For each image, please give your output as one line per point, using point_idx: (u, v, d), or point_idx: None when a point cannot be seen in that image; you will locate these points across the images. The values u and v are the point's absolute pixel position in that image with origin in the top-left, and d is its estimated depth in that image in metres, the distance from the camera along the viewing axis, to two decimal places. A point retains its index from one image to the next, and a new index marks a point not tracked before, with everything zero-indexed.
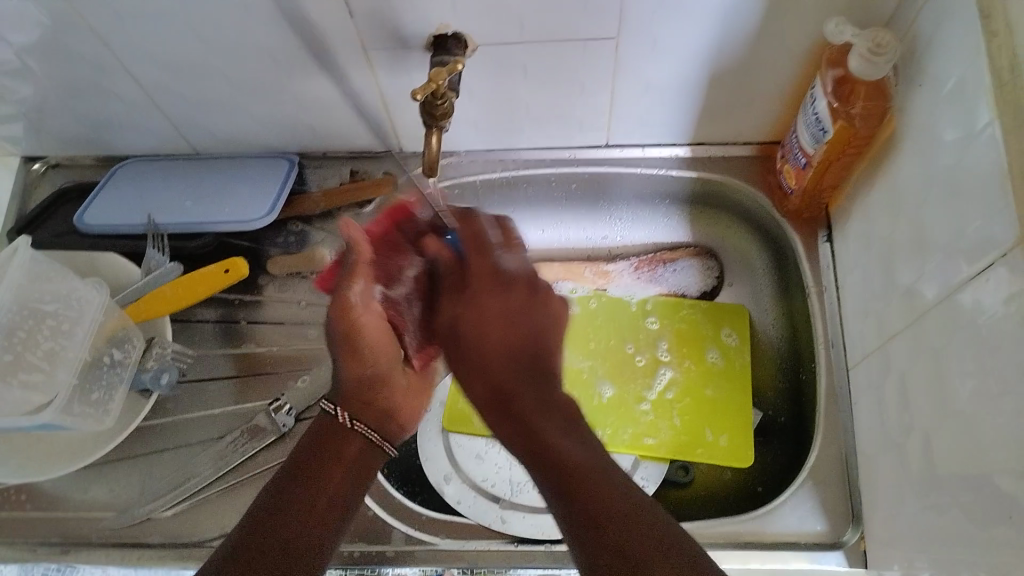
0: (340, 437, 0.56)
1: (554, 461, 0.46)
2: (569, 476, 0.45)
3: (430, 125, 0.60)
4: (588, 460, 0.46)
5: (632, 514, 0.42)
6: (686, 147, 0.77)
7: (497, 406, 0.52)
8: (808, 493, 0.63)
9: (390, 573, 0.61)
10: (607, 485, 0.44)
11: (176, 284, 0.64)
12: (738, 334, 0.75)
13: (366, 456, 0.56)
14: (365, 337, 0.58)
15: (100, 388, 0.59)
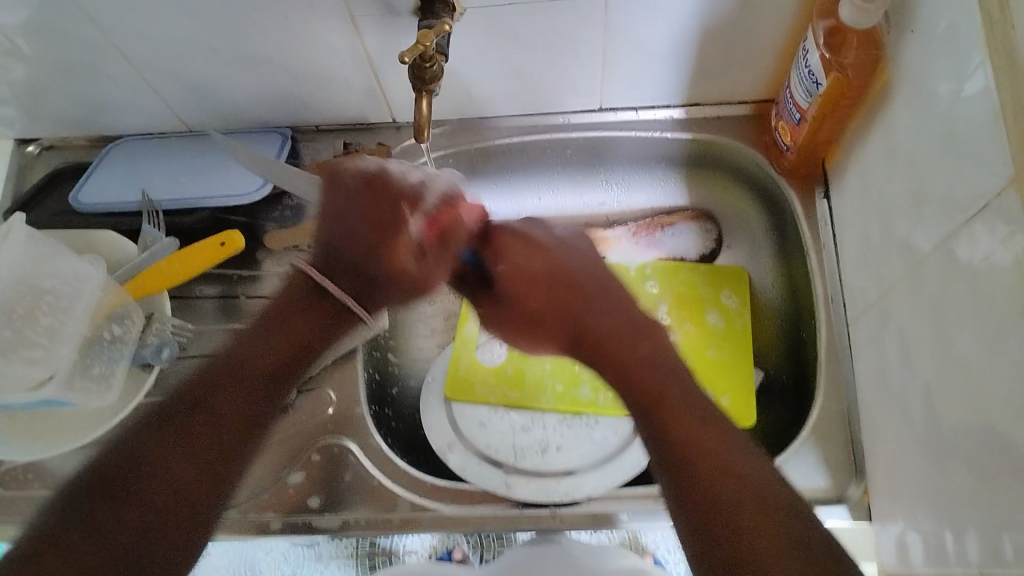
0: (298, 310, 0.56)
1: (664, 423, 0.45)
2: (678, 442, 0.44)
3: (421, 90, 0.60)
4: (701, 432, 0.44)
5: (756, 476, 0.42)
6: (680, 108, 0.77)
7: (612, 376, 0.50)
8: (810, 449, 0.64)
9: (402, 550, 0.63)
10: (718, 448, 0.43)
11: (172, 258, 0.64)
12: (737, 295, 0.76)
13: (317, 326, 0.56)
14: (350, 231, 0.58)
15: (101, 363, 0.59)
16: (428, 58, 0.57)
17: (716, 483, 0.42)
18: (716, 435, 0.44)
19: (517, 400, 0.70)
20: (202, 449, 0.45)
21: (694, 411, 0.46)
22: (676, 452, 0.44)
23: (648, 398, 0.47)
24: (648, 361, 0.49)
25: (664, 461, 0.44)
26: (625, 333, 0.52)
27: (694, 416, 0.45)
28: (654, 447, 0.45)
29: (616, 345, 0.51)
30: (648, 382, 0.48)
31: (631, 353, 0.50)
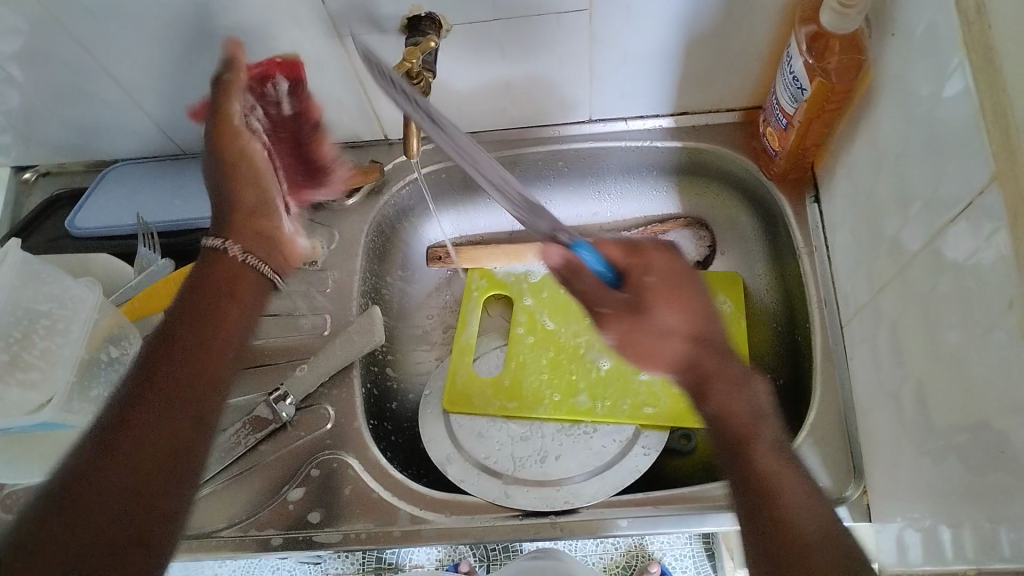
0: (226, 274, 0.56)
1: (741, 457, 0.45)
2: (764, 476, 0.44)
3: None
4: (784, 474, 0.44)
5: (819, 516, 0.42)
6: (669, 117, 0.77)
7: (691, 385, 0.48)
8: (809, 452, 0.63)
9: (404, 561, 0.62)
10: (786, 485, 0.43)
11: (168, 281, 0.64)
12: (733, 299, 0.75)
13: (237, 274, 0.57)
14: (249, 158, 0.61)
15: (99, 385, 0.59)
16: (415, 75, 0.57)
17: (792, 518, 0.42)
18: (786, 471, 0.44)
19: (514, 410, 0.71)
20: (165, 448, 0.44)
21: (773, 450, 0.45)
22: (755, 481, 0.44)
23: (731, 434, 0.46)
24: (731, 382, 0.47)
25: (743, 493, 0.44)
26: (716, 345, 0.48)
27: (778, 460, 0.45)
28: (735, 476, 0.45)
29: (718, 360, 0.48)
30: (728, 403, 0.47)
31: (715, 376, 0.47)
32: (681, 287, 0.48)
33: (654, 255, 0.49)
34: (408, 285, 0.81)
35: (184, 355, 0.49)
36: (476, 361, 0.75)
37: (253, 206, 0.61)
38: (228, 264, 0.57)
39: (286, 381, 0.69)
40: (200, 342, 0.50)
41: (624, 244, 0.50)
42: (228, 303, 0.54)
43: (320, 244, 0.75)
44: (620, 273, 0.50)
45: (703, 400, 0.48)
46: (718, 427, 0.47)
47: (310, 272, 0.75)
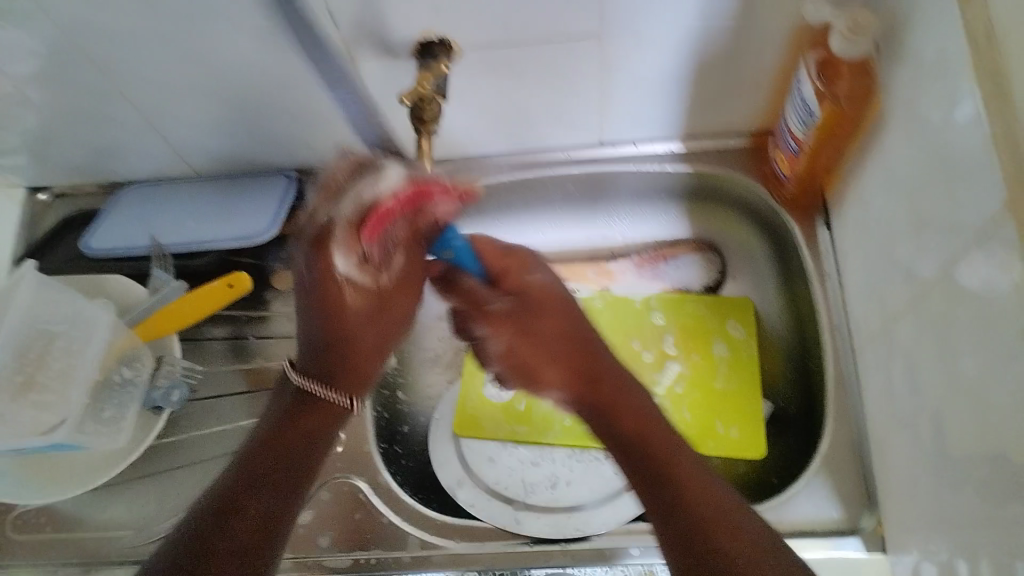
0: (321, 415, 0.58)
1: (646, 462, 0.50)
2: (671, 480, 0.49)
3: (420, 130, 0.60)
4: (690, 476, 0.49)
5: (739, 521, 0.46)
6: (678, 141, 0.77)
7: (589, 398, 0.55)
8: (822, 481, 0.63)
9: None
10: (704, 489, 0.48)
11: (181, 301, 0.64)
12: (744, 326, 0.76)
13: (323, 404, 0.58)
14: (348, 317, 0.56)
15: (112, 407, 0.60)
16: (427, 99, 0.57)
17: (712, 521, 0.46)
18: (699, 475, 0.49)
19: (525, 435, 0.70)
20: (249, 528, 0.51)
21: (687, 459, 0.50)
22: (660, 485, 0.49)
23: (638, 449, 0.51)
24: (638, 406, 0.53)
25: (655, 499, 0.49)
26: (600, 362, 0.57)
27: (694, 468, 0.49)
28: (642, 480, 0.50)
29: (603, 386, 0.55)
30: (636, 417, 0.53)
31: (620, 403, 0.54)
32: (552, 306, 0.59)
33: (518, 269, 0.59)
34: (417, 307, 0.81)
35: (292, 453, 0.56)
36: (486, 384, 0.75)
37: (356, 322, 0.57)
38: (310, 413, 0.58)
39: None
40: (294, 457, 0.56)
41: (497, 246, 0.59)
42: (319, 428, 0.58)
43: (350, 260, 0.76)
44: (495, 276, 0.58)
45: (611, 419, 0.53)
46: (629, 440, 0.52)
47: None
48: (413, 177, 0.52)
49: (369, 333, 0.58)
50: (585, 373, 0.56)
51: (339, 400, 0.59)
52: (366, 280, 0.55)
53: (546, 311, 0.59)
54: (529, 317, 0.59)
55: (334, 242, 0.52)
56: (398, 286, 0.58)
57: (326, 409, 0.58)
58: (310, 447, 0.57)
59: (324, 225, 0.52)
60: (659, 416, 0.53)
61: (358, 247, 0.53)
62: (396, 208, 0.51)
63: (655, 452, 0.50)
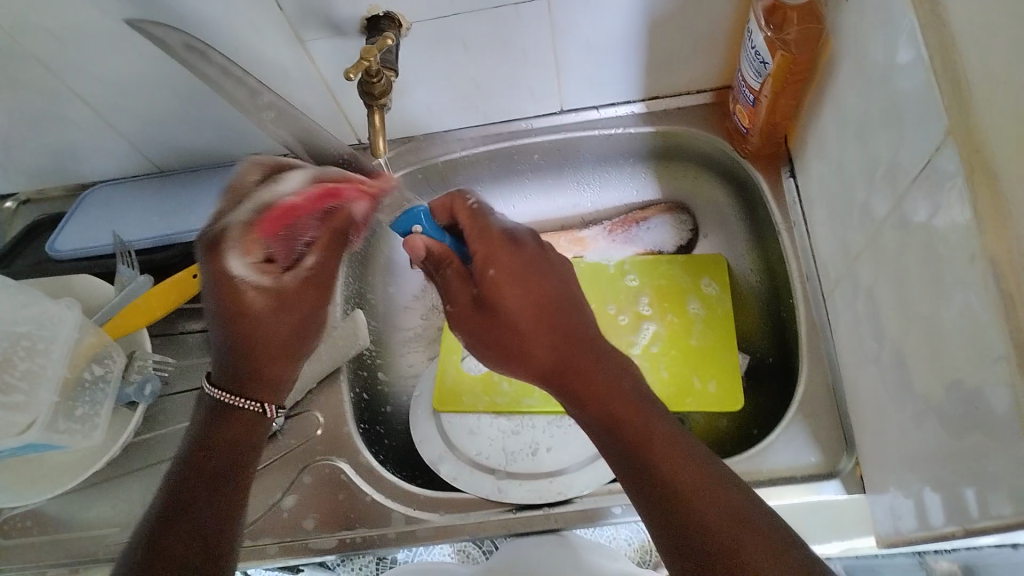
0: (241, 424, 0.56)
1: (636, 458, 0.47)
2: (663, 475, 0.46)
3: (371, 105, 0.60)
4: (685, 474, 0.45)
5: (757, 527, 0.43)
6: (640, 103, 0.77)
7: (553, 381, 0.51)
8: (799, 428, 0.64)
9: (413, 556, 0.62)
10: (720, 493, 0.44)
11: (149, 295, 0.65)
12: (717, 283, 0.76)
13: (249, 418, 0.57)
14: (259, 333, 0.57)
15: (84, 405, 0.60)
16: (376, 76, 0.58)
17: (714, 527, 0.43)
18: (696, 471, 0.45)
19: (504, 406, 0.71)
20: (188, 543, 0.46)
21: (671, 447, 0.47)
22: (649, 480, 0.46)
23: (625, 441, 0.48)
24: (623, 390, 0.50)
25: (647, 494, 0.46)
26: (577, 339, 0.51)
27: (689, 464, 0.46)
28: (636, 477, 0.47)
29: (579, 364, 0.50)
30: (623, 408, 0.49)
31: (601, 388, 0.50)
32: (529, 275, 0.53)
33: (499, 248, 0.54)
34: (392, 289, 0.81)
35: (224, 441, 0.54)
36: (465, 358, 0.75)
37: (266, 311, 0.57)
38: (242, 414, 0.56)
39: None
40: (236, 449, 0.54)
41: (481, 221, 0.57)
42: (241, 434, 0.56)
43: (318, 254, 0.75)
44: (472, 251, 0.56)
45: (585, 410, 0.50)
46: (608, 431, 0.49)
47: None
48: (318, 176, 0.59)
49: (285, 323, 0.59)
50: (555, 353, 0.51)
51: (253, 406, 0.57)
52: (264, 279, 0.57)
53: (518, 289, 0.52)
54: (495, 296, 0.53)
55: (229, 242, 0.56)
56: (304, 284, 0.60)
57: (250, 422, 0.57)
58: (244, 447, 0.55)
59: (218, 229, 0.56)
60: (641, 398, 0.50)
61: (257, 248, 0.57)
62: (303, 205, 0.57)
63: (641, 447, 0.47)
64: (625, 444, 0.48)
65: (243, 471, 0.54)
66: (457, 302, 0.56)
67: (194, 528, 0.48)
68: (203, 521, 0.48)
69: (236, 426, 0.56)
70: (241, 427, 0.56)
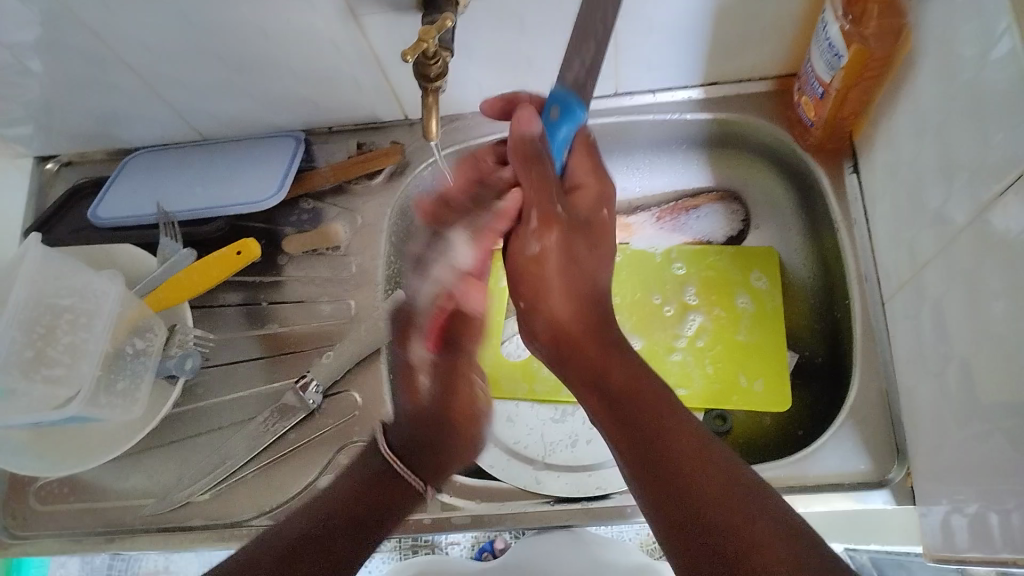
0: (378, 483, 0.58)
1: (656, 449, 0.45)
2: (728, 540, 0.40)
3: (426, 88, 0.57)
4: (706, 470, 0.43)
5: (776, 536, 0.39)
6: (698, 88, 0.74)
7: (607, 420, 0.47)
8: (849, 432, 0.62)
9: (444, 543, 0.71)
10: (718, 494, 0.42)
11: (190, 269, 0.64)
12: (767, 276, 0.74)
13: (388, 480, 0.59)
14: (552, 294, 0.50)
15: (124, 378, 0.59)
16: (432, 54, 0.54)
17: (725, 512, 0.41)
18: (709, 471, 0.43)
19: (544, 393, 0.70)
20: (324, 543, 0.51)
21: (689, 447, 0.44)
22: (662, 470, 0.44)
23: (682, 506, 0.42)
24: (682, 428, 0.45)
25: (691, 558, 0.41)
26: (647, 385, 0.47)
27: (763, 532, 0.39)
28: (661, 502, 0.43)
29: (649, 416, 0.46)
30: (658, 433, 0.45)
31: (652, 411, 0.46)
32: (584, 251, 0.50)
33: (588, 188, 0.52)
34: None
35: (369, 520, 0.55)
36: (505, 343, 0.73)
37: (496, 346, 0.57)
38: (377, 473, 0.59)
39: (311, 369, 0.67)
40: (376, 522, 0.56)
41: (596, 164, 0.52)
42: (387, 506, 0.58)
43: (343, 227, 0.72)
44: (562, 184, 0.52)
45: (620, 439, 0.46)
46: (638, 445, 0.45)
47: (334, 256, 0.72)
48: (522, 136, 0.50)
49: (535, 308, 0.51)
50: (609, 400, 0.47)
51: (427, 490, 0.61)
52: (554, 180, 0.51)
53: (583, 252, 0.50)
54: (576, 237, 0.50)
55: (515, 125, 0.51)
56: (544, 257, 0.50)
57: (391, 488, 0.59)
58: (371, 527, 0.55)
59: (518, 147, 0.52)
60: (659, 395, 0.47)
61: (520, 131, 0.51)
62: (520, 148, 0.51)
63: (710, 515, 0.41)
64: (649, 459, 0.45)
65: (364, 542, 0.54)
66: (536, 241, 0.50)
67: (347, 540, 0.53)
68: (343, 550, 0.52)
69: (382, 494, 0.58)
70: (383, 490, 0.58)
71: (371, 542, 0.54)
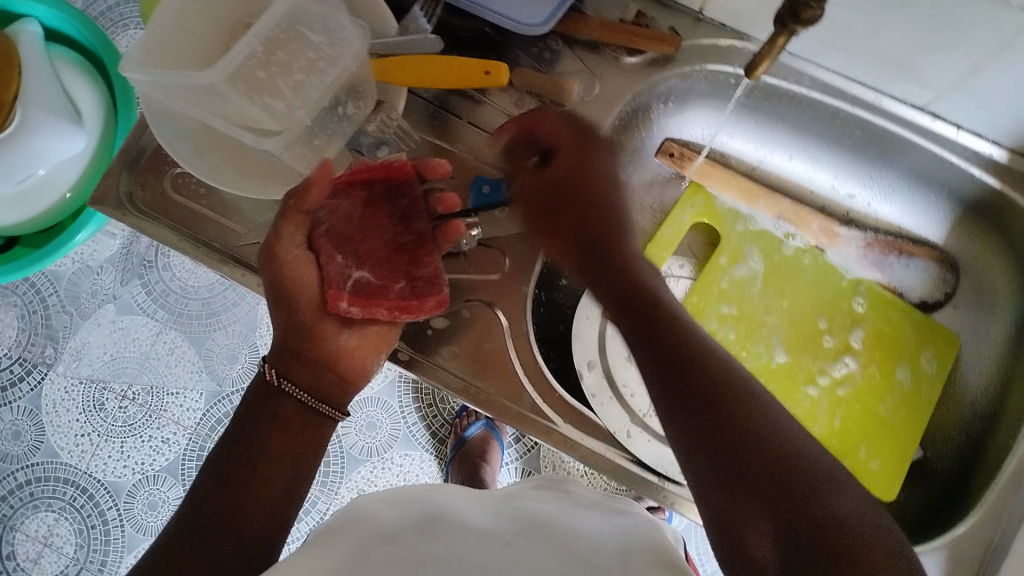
0: (268, 399, 0.56)
1: (712, 430, 0.45)
2: (776, 470, 0.43)
3: (783, 26, 0.50)
4: (783, 446, 0.44)
5: (830, 509, 0.41)
6: (1002, 149, 0.66)
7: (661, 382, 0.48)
8: (933, 559, 0.59)
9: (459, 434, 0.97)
10: (790, 460, 0.43)
11: (431, 61, 0.59)
12: (939, 362, 0.69)
13: (296, 419, 0.56)
14: (295, 283, 0.55)
15: (325, 135, 0.58)
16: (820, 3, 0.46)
17: (791, 497, 0.41)
18: (784, 450, 0.44)
19: None
20: (228, 508, 0.52)
21: (756, 417, 0.45)
22: (725, 442, 0.44)
23: (746, 460, 0.43)
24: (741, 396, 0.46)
25: (756, 538, 0.41)
26: (698, 357, 0.48)
27: (808, 493, 0.42)
28: (731, 475, 0.43)
29: (696, 380, 0.47)
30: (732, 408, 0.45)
31: (704, 381, 0.47)
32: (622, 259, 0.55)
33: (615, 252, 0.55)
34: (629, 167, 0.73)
35: (248, 477, 0.53)
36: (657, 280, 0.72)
37: (317, 328, 0.56)
38: (289, 410, 0.56)
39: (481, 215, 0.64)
40: (267, 477, 0.53)
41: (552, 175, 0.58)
42: (268, 420, 0.55)
43: (578, 87, 0.66)
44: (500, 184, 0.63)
45: (685, 397, 0.47)
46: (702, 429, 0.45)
47: (553, 111, 0.66)
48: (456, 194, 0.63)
49: (618, 212, 0.57)
50: (672, 378, 0.48)
51: (278, 383, 0.56)
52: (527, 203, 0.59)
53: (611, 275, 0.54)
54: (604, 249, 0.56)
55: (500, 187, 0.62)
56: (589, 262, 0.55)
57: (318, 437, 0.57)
58: (282, 468, 0.54)
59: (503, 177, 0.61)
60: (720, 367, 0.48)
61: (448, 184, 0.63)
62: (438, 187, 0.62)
63: (764, 465, 0.43)
64: (715, 442, 0.45)
65: (294, 493, 0.55)
66: (311, 266, 0.56)
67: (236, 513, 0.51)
68: (255, 517, 0.52)
69: (270, 425, 0.55)
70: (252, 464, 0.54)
71: (258, 530, 0.52)
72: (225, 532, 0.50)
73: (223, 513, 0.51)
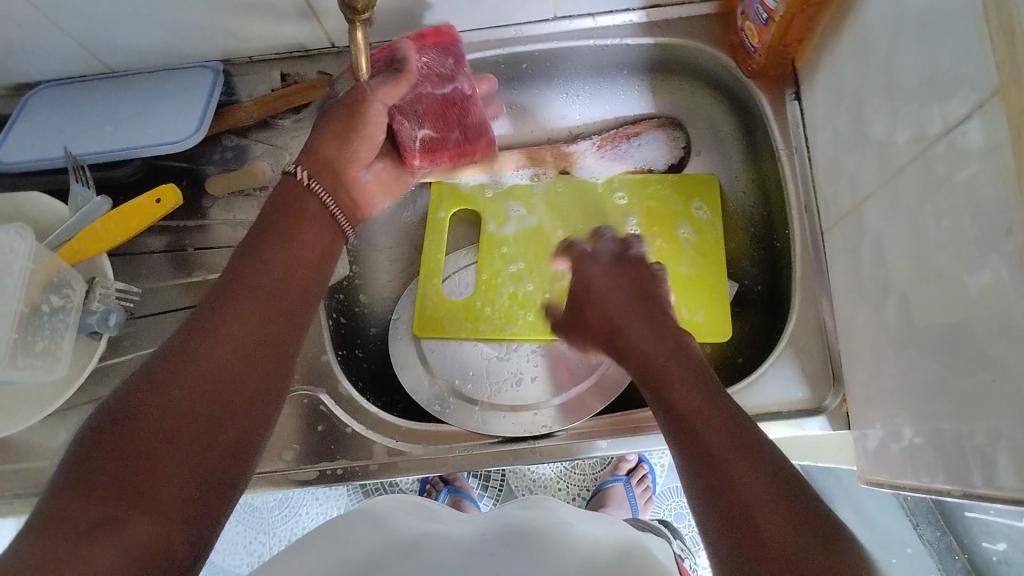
0: (296, 197, 0.54)
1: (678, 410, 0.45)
2: (730, 456, 0.39)
3: (353, 21, 0.54)
4: (730, 432, 0.41)
5: (773, 485, 0.37)
6: (640, 11, 0.72)
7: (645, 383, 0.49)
8: (788, 361, 0.62)
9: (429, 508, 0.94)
10: (741, 452, 0.39)
11: (106, 219, 0.61)
12: (709, 206, 0.73)
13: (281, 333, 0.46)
14: (362, 121, 0.59)
15: (44, 337, 0.56)
16: None
17: (740, 480, 0.38)
18: (736, 433, 0.41)
19: (487, 332, 0.69)
20: (196, 400, 0.40)
21: (721, 413, 0.43)
22: (683, 423, 0.43)
23: (702, 443, 0.41)
24: (711, 393, 0.44)
25: (716, 511, 0.38)
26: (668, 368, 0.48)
27: (758, 476, 0.38)
28: (685, 457, 0.42)
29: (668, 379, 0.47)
30: (692, 396, 0.45)
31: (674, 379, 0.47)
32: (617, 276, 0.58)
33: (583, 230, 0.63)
34: None
35: (221, 379, 0.41)
36: (446, 281, 0.73)
37: (337, 154, 0.58)
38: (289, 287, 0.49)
39: None
40: (237, 407, 0.41)
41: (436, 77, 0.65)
42: (250, 299, 0.46)
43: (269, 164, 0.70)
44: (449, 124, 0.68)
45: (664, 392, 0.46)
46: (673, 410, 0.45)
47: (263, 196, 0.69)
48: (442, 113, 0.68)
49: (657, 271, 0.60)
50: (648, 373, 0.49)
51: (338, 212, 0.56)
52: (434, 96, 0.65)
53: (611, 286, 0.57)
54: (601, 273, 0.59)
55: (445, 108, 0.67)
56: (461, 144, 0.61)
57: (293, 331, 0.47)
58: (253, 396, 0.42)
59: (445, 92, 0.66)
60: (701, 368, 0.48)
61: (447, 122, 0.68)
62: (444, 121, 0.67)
63: (719, 450, 0.40)
64: (679, 418, 0.44)
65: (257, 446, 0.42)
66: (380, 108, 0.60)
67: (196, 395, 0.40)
68: (219, 453, 0.39)
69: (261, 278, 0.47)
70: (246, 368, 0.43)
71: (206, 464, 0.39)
72: (168, 420, 0.38)
73: (189, 388, 0.40)
